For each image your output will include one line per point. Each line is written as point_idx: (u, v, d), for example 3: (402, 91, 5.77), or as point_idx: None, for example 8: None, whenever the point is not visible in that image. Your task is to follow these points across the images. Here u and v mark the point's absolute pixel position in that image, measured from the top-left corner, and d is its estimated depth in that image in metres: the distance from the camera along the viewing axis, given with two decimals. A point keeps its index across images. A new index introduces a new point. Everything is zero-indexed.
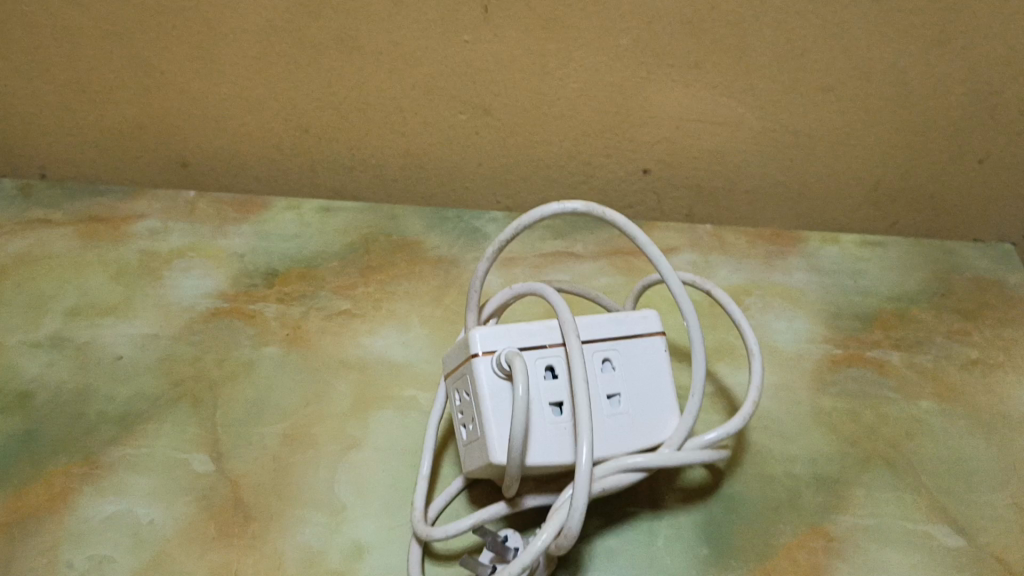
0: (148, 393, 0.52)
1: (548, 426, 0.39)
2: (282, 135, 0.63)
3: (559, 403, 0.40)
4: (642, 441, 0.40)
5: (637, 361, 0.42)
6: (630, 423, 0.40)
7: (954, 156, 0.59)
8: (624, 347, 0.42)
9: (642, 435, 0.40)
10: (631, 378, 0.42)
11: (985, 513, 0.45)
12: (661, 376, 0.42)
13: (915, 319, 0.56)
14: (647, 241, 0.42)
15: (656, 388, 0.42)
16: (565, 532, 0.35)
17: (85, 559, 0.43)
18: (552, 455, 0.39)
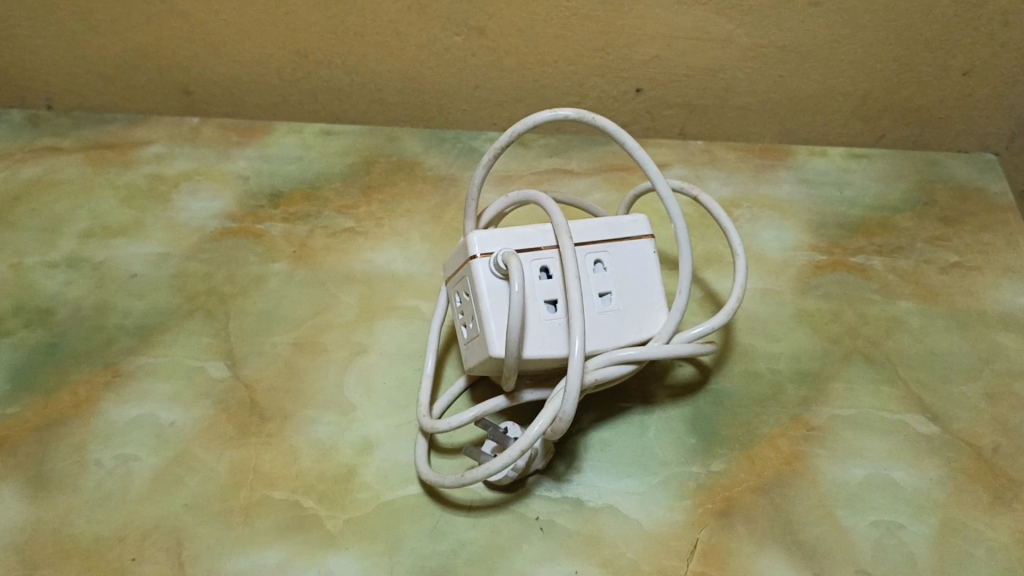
0: (163, 307, 0.55)
1: (543, 322, 0.42)
2: (282, 60, 0.65)
3: (554, 301, 0.42)
4: (629, 338, 0.43)
5: (629, 262, 0.44)
6: (621, 320, 0.43)
7: (939, 70, 0.61)
8: (616, 249, 0.44)
9: (631, 331, 0.43)
10: (622, 278, 0.44)
11: (959, 402, 0.48)
12: (650, 276, 0.45)
13: (897, 228, 0.58)
14: (635, 146, 0.44)
15: (645, 287, 0.44)
16: (560, 416, 0.38)
17: (112, 457, 0.46)
18: (548, 349, 0.41)
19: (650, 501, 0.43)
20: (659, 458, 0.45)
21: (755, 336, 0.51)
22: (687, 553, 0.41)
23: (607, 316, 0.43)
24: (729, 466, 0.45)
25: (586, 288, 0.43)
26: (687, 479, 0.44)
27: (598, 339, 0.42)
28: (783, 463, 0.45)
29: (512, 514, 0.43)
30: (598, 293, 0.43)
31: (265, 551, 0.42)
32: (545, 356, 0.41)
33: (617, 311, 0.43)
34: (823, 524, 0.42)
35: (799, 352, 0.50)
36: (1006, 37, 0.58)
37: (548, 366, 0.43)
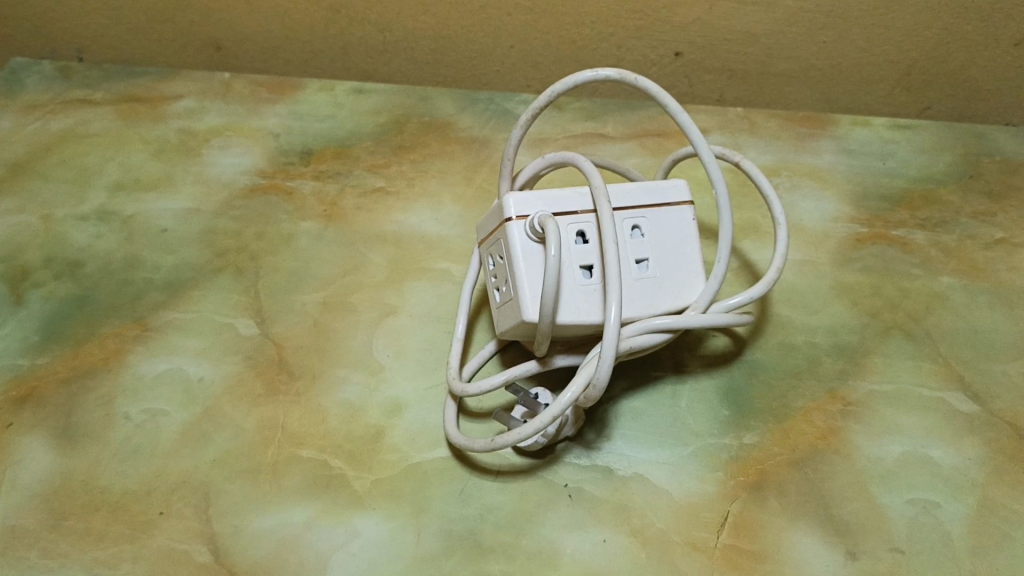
0: (192, 262, 0.54)
1: (578, 287, 0.41)
2: (315, 15, 0.63)
3: (590, 267, 0.41)
4: (666, 305, 0.42)
5: (666, 229, 0.44)
6: (656, 287, 0.42)
7: (989, 39, 0.59)
8: (654, 216, 0.43)
9: (667, 299, 0.42)
10: (659, 245, 0.43)
11: (1000, 380, 0.46)
12: (687, 243, 0.44)
13: (941, 201, 0.57)
14: (679, 109, 0.42)
15: (683, 254, 0.43)
16: (594, 383, 0.37)
17: (140, 411, 0.46)
18: (582, 315, 0.40)
19: (681, 472, 0.43)
20: (691, 429, 0.44)
21: (792, 308, 0.50)
22: (718, 525, 0.41)
23: (643, 283, 0.42)
24: (762, 439, 0.44)
25: (622, 253, 0.42)
26: (718, 452, 0.43)
27: (634, 306, 0.42)
28: (818, 438, 0.44)
29: (542, 481, 0.43)
30: (634, 260, 0.42)
31: (292, 509, 0.42)
32: (580, 322, 0.40)
33: (653, 279, 0.42)
34: (857, 500, 0.41)
35: (837, 325, 0.49)
36: None
37: (582, 332, 0.42)
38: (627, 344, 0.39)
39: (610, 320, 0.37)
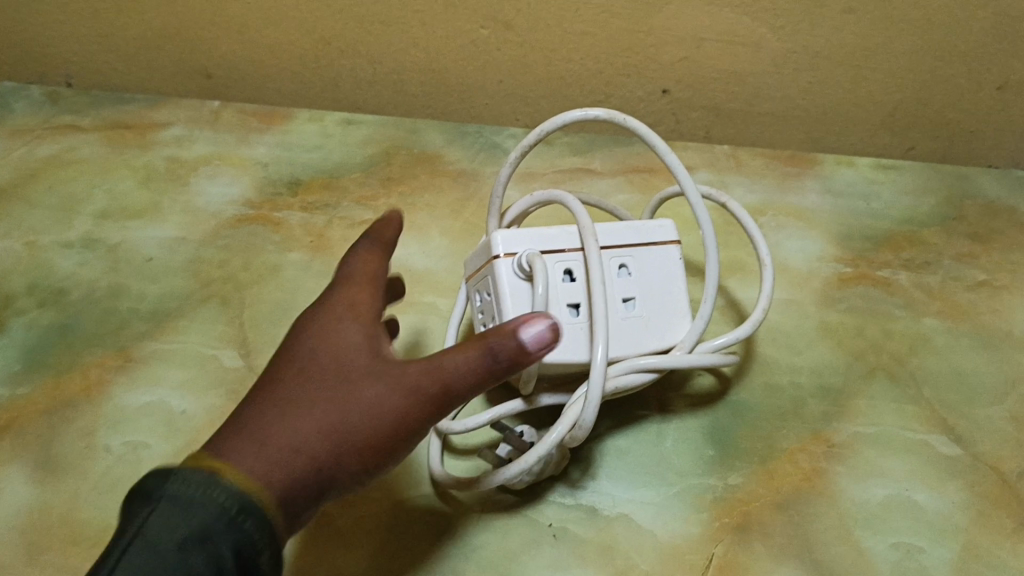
0: (177, 292, 0.54)
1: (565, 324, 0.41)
2: (304, 46, 0.64)
3: (577, 305, 0.42)
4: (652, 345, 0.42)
5: (653, 269, 0.44)
6: (642, 326, 0.42)
7: (972, 84, 0.60)
8: (641, 255, 0.44)
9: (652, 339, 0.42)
10: (646, 284, 0.43)
11: (984, 424, 0.47)
12: (674, 283, 0.44)
13: (925, 242, 0.58)
14: (667, 151, 0.43)
15: (669, 295, 0.44)
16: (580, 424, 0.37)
17: (122, 444, 0.46)
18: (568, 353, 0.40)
19: (666, 512, 0.43)
20: (676, 469, 0.44)
21: (777, 348, 0.50)
22: (702, 568, 0.41)
23: (630, 322, 0.42)
24: (747, 480, 0.44)
25: (610, 292, 0.42)
26: (703, 492, 0.43)
27: (620, 345, 0.42)
28: (802, 479, 0.44)
29: (526, 520, 0.42)
30: (622, 299, 0.43)
31: None
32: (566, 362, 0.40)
33: (639, 318, 0.42)
34: (840, 544, 0.42)
35: (821, 366, 0.49)
36: None
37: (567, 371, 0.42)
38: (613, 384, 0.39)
39: (596, 359, 0.37)
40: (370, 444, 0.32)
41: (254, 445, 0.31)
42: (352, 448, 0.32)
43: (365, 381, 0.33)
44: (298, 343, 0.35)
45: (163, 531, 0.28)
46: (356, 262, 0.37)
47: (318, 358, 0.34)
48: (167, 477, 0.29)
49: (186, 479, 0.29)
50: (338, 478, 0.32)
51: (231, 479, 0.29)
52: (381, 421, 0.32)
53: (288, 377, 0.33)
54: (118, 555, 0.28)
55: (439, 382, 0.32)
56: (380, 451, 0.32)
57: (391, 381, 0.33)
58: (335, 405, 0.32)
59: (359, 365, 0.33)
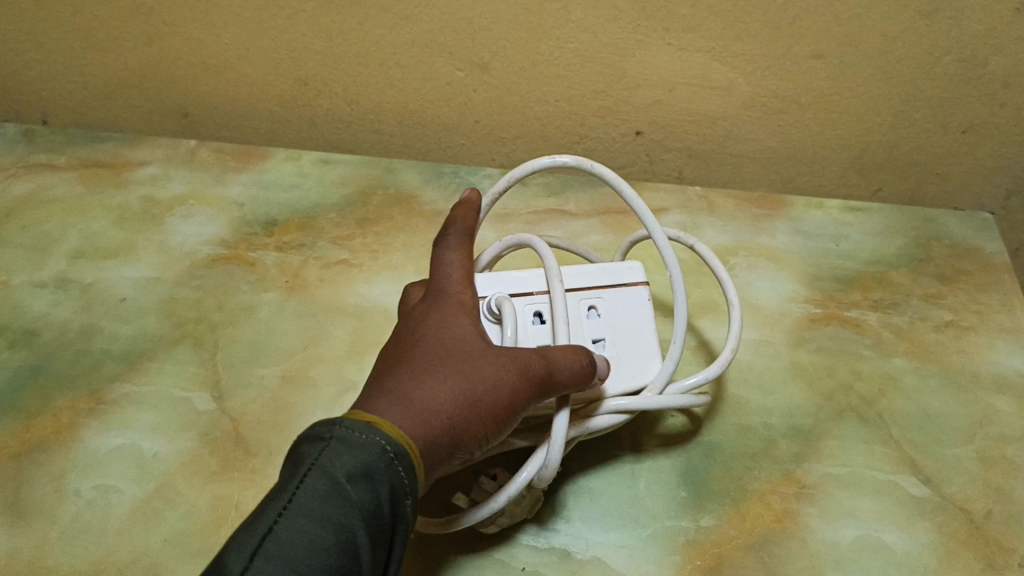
0: (150, 333, 0.54)
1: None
2: (280, 86, 0.64)
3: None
4: (623, 386, 0.42)
5: (623, 310, 0.44)
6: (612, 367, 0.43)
7: (938, 126, 0.60)
8: (611, 297, 0.44)
9: (623, 380, 0.42)
10: (616, 325, 0.44)
11: (951, 465, 0.47)
12: (644, 323, 0.44)
13: (893, 283, 0.59)
14: (633, 195, 0.43)
15: (639, 336, 0.44)
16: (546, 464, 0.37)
17: (91, 488, 0.45)
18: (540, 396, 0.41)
19: (638, 555, 0.43)
20: (649, 511, 0.45)
21: (748, 389, 0.51)
22: None
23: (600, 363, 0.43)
24: (719, 522, 0.44)
25: (580, 335, 0.43)
26: (676, 534, 0.44)
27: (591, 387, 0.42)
28: (774, 521, 0.44)
29: (498, 563, 0.42)
30: (592, 341, 0.43)
31: None
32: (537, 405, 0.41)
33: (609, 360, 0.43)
34: None
35: (792, 407, 0.50)
36: (1006, 97, 0.57)
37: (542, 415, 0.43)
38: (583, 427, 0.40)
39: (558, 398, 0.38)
40: (486, 416, 0.36)
41: (402, 407, 0.34)
42: (472, 414, 0.36)
43: (488, 362, 0.37)
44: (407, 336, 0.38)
45: (340, 464, 0.30)
46: (452, 259, 0.41)
47: (436, 341, 0.38)
48: (334, 423, 0.32)
49: (370, 430, 0.32)
50: (459, 447, 0.36)
51: (384, 429, 0.32)
52: (502, 401, 0.36)
53: (415, 354, 0.37)
54: (292, 487, 0.30)
55: (544, 363, 0.37)
56: (496, 421, 0.36)
57: (511, 366, 0.37)
58: (459, 377, 0.36)
59: (471, 349, 0.38)
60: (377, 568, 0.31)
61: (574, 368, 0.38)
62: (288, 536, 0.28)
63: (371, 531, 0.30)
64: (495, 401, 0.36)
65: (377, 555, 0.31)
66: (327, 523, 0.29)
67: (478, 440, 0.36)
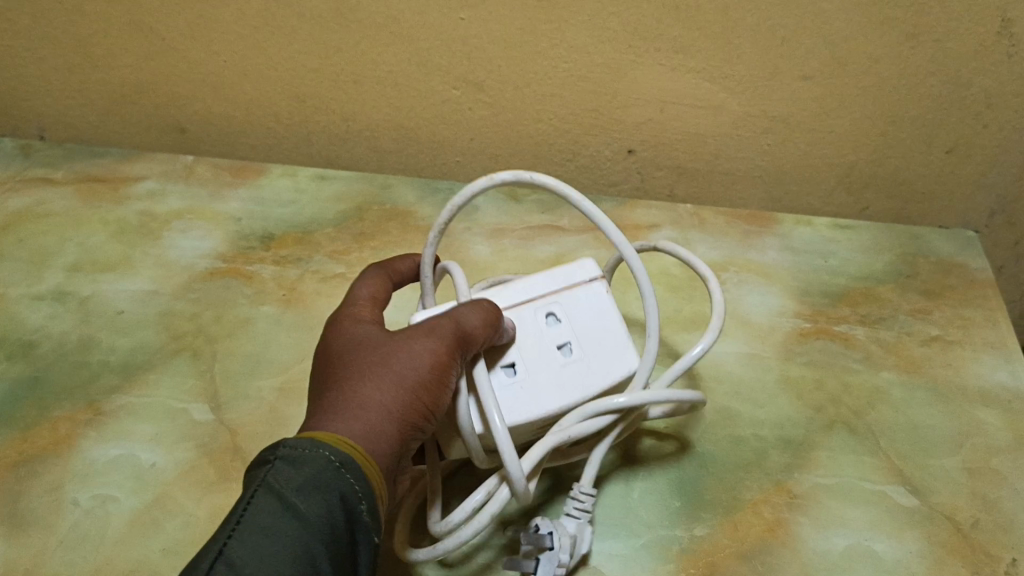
0: (148, 345, 0.54)
1: (501, 386, 0.42)
2: (278, 104, 0.65)
3: (513, 365, 0.43)
4: (603, 386, 0.43)
5: (582, 309, 0.45)
6: (585, 369, 0.43)
7: (923, 146, 0.62)
8: (567, 299, 0.45)
9: (599, 379, 0.43)
10: (579, 326, 0.45)
11: (939, 475, 0.48)
12: (606, 317, 0.45)
13: (881, 298, 0.60)
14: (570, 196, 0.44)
15: (605, 331, 0.45)
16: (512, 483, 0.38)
17: (89, 498, 0.46)
18: (512, 418, 0.41)
19: (633, 564, 0.43)
20: (643, 521, 0.45)
21: (739, 401, 0.51)
22: None
23: (569, 367, 0.43)
24: (713, 531, 0.45)
25: (546, 344, 0.44)
26: (670, 543, 0.44)
27: (570, 393, 0.43)
28: (766, 530, 0.45)
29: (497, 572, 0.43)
30: (558, 346, 0.44)
31: None
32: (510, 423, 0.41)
33: (580, 362, 0.44)
34: None
35: (782, 419, 0.51)
36: (989, 117, 0.59)
37: (524, 430, 0.43)
38: (557, 436, 0.40)
39: (494, 428, 0.38)
40: (422, 392, 0.39)
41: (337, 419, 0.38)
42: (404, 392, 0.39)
43: (409, 348, 0.40)
44: (330, 353, 0.42)
45: (282, 484, 0.34)
46: (361, 288, 0.46)
47: (362, 351, 0.41)
48: (277, 445, 0.35)
49: (316, 444, 0.35)
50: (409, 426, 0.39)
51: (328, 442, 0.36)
52: (429, 372, 0.39)
53: (347, 367, 0.40)
54: (242, 511, 0.33)
55: (450, 322, 0.40)
56: (432, 390, 0.39)
57: (429, 341, 0.40)
58: (387, 374, 0.39)
59: (390, 345, 0.41)
60: (341, 565, 0.34)
61: (479, 318, 0.41)
62: (243, 556, 0.32)
63: (324, 536, 0.33)
64: (423, 372, 0.39)
65: (338, 555, 0.34)
66: (275, 542, 0.32)
67: (425, 414, 0.39)
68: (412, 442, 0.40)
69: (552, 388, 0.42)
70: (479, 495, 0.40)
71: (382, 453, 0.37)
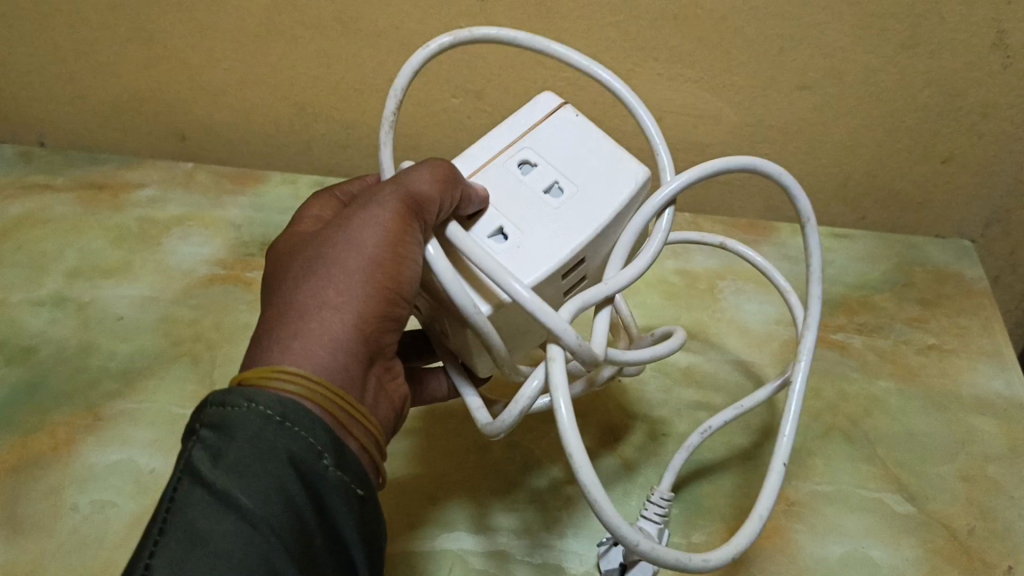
0: (148, 350, 0.54)
1: (500, 253, 0.36)
2: (278, 111, 0.65)
3: (502, 230, 0.37)
4: (622, 201, 0.37)
5: (558, 143, 0.39)
6: (591, 196, 0.37)
7: (919, 156, 0.62)
8: (536, 140, 0.40)
9: (611, 196, 0.37)
10: (558, 160, 0.39)
11: (935, 483, 0.48)
12: (587, 139, 0.39)
13: (878, 308, 0.60)
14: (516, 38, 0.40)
15: (593, 152, 0.39)
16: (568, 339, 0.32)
17: (88, 503, 0.46)
18: (532, 276, 0.35)
19: None
20: None
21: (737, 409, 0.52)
22: None
23: (566, 204, 0.37)
24: (710, 538, 0.45)
25: (537, 192, 0.38)
26: None
27: (584, 224, 0.36)
28: (763, 537, 0.45)
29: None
30: (546, 190, 0.38)
31: None
32: (531, 284, 0.35)
33: (580, 191, 0.38)
34: None
35: None
36: (984, 128, 0.59)
37: (553, 288, 0.37)
38: (599, 288, 0.34)
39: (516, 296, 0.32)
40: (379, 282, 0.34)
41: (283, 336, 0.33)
42: (355, 284, 0.34)
43: (359, 238, 0.35)
44: (280, 257, 0.38)
45: (208, 464, 0.30)
46: (308, 210, 0.42)
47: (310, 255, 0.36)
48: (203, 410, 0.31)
49: (250, 399, 0.30)
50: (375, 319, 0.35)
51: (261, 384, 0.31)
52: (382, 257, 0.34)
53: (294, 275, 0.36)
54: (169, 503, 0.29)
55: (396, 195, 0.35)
56: (391, 273, 0.34)
57: (379, 223, 0.35)
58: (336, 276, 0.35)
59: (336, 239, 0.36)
60: (304, 543, 0.30)
61: (427, 179, 0.35)
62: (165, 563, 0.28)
63: (269, 517, 0.29)
64: (374, 256, 0.34)
65: (295, 524, 0.30)
66: (210, 527, 0.28)
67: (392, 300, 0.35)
68: (386, 332, 0.35)
69: (557, 232, 0.36)
70: (535, 382, 0.34)
71: (337, 360, 0.33)
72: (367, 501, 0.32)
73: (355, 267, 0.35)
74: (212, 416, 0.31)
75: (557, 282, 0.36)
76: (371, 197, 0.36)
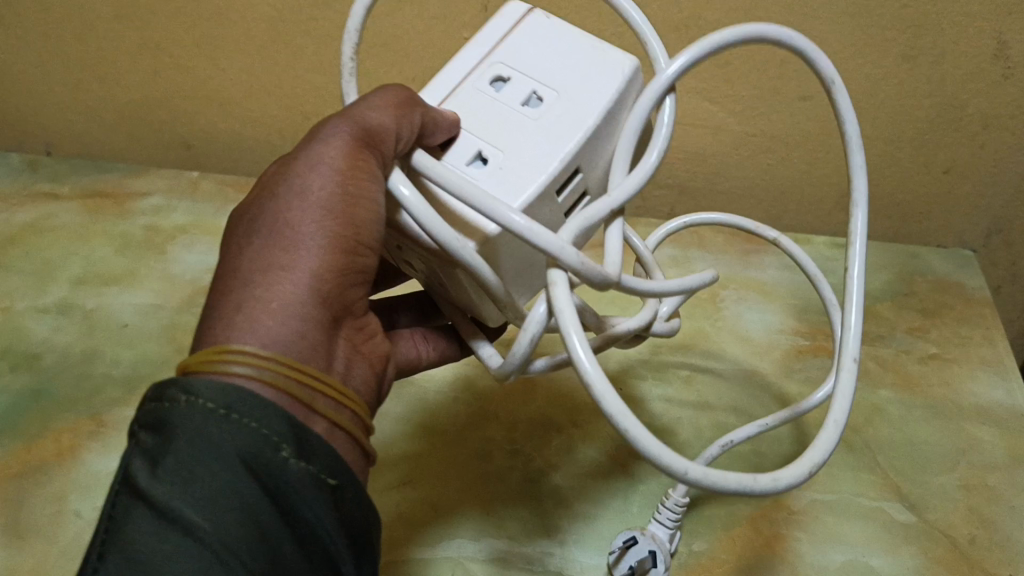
0: (152, 357, 0.55)
1: (482, 178, 0.32)
2: (283, 121, 0.66)
3: (480, 155, 0.33)
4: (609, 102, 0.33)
5: (530, 52, 0.35)
6: (572, 100, 0.33)
7: (920, 167, 0.62)
8: (506, 54, 0.35)
9: (594, 98, 0.33)
10: (532, 70, 0.35)
11: (935, 492, 0.49)
12: (562, 42, 0.35)
13: (879, 317, 0.60)
14: None
15: (570, 56, 0.34)
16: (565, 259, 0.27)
17: (92, 509, 0.46)
18: (519, 199, 0.31)
19: None
20: None
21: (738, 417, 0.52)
22: None
23: (548, 114, 0.33)
24: (711, 546, 0.45)
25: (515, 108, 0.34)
26: None
27: (569, 131, 0.32)
28: (764, 545, 0.45)
29: None
30: (524, 103, 0.34)
31: None
32: (521, 207, 0.31)
33: (561, 97, 0.33)
34: None
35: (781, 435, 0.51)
36: (985, 138, 0.59)
37: (550, 213, 0.32)
38: (602, 201, 0.30)
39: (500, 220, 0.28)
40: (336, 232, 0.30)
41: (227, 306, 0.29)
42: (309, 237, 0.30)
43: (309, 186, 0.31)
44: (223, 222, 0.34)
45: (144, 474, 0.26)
46: None
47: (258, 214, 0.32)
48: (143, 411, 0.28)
49: (188, 392, 0.26)
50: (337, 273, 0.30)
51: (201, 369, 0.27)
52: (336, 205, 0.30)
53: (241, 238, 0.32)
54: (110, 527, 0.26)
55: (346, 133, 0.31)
56: (350, 222, 0.30)
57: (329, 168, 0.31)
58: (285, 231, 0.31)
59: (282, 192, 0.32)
60: (269, 552, 0.26)
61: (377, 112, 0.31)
62: None
63: (221, 526, 0.25)
64: (326, 199, 0.31)
65: (258, 531, 0.26)
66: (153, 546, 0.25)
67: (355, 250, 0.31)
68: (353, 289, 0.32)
69: (541, 147, 0.32)
70: (542, 306, 0.29)
71: (294, 326, 0.29)
72: (344, 490, 0.28)
73: (305, 212, 0.31)
74: (151, 418, 0.27)
75: (552, 200, 0.32)
76: (312, 136, 0.32)
